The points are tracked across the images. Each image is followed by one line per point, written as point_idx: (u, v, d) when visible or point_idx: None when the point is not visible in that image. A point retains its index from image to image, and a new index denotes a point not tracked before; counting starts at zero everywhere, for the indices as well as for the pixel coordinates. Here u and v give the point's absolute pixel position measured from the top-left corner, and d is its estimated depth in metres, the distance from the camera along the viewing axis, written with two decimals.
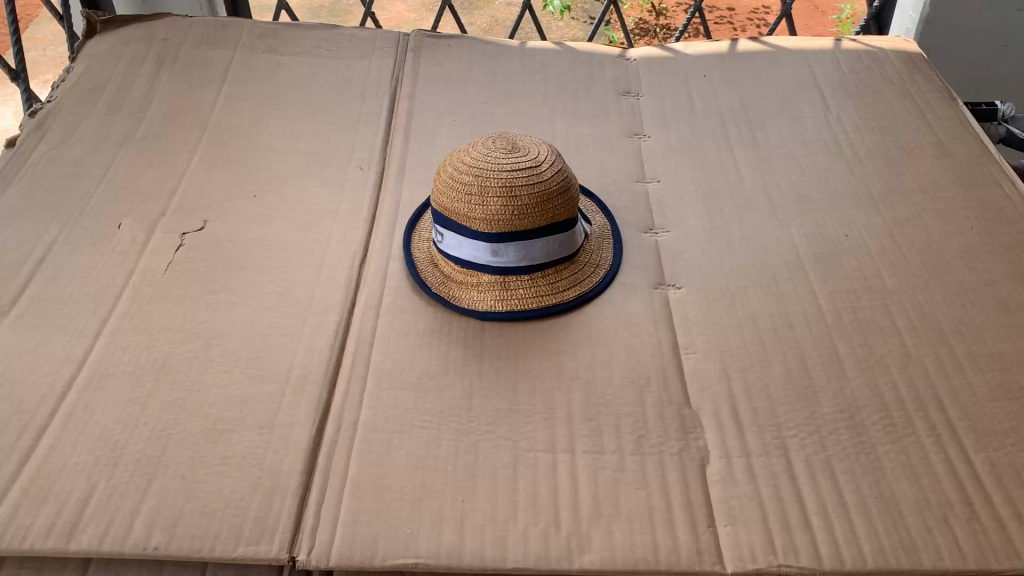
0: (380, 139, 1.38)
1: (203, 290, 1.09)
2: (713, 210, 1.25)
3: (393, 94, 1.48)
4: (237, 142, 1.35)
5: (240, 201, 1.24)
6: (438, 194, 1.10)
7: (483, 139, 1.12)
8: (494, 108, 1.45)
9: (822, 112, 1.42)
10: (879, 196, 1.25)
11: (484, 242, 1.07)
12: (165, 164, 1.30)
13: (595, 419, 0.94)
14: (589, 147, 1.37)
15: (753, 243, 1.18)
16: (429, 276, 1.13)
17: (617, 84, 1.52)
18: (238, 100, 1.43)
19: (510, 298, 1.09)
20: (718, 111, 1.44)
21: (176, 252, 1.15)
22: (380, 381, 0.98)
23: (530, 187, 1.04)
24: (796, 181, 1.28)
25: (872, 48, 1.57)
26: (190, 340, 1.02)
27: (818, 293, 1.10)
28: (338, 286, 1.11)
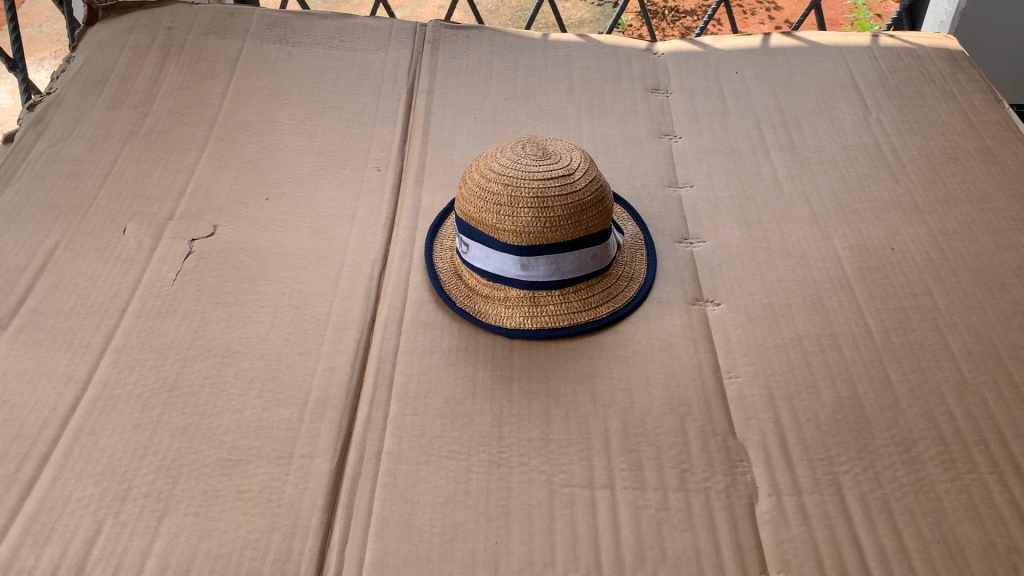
0: (398, 137, 1.31)
1: (214, 303, 1.03)
2: (751, 219, 1.18)
3: (410, 89, 1.41)
4: (247, 140, 1.28)
5: (252, 205, 1.17)
6: (463, 203, 1.04)
7: (512, 143, 1.05)
8: (517, 106, 1.38)
9: (863, 113, 1.35)
10: (925, 206, 1.19)
11: (514, 255, 1.00)
12: (172, 163, 1.23)
13: (635, 451, 0.88)
14: (617, 149, 1.30)
15: (794, 255, 1.12)
16: (454, 289, 1.07)
17: (645, 80, 1.45)
18: (248, 93, 1.36)
19: (540, 314, 1.02)
20: (752, 111, 1.37)
21: (184, 260, 1.08)
22: (404, 405, 0.92)
23: (563, 198, 0.98)
24: (837, 189, 1.22)
25: (912, 44, 1.49)
26: (201, 358, 0.96)
27: (865, 312, 1.04)
28: (357, 300, 1.05)
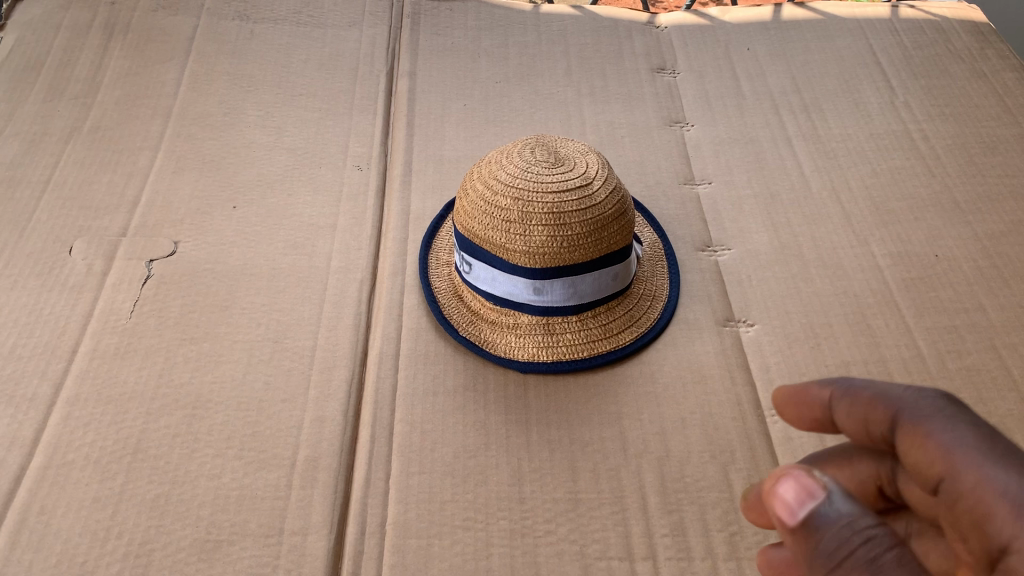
0: (380, 129, 1.17)
1: (180, 339, 0.89)
2: (779, 221, 1.07)
3: (390, 71, 1.26)
4: (208, 136, 1.13)
5: (217, 216, 1.03)
6: (465, 216, 0.91)
7: (519, 145, 0.92)
8: (510, 91, 1.24)
9: (888, 96, 1.23)
10: (966, 204, 1.08)
11: (526, 279, 0.88)
12: (123, 166, 1.08)
13: (677, 511, 0.78)
14: (625, 141, 1.18)
15: (830, 265, 1.01)
16: (455, 313, 0.94)
17: (649, 58, 1.31)
18: (207, 80, 1.20)
19: (555, 344, 0.90)
20: (769, 94, 1.25)
21: (142, 286, 0.94)
22: (407, 463, 0.80)
23: (582, 213, 0.86)
24: (870, 185, 1.11)
25: (934, 16, 1.37)
26: (169, 411, 0.83)
27: (914, 333, 0.94)
28: (346, 331, 0.92)
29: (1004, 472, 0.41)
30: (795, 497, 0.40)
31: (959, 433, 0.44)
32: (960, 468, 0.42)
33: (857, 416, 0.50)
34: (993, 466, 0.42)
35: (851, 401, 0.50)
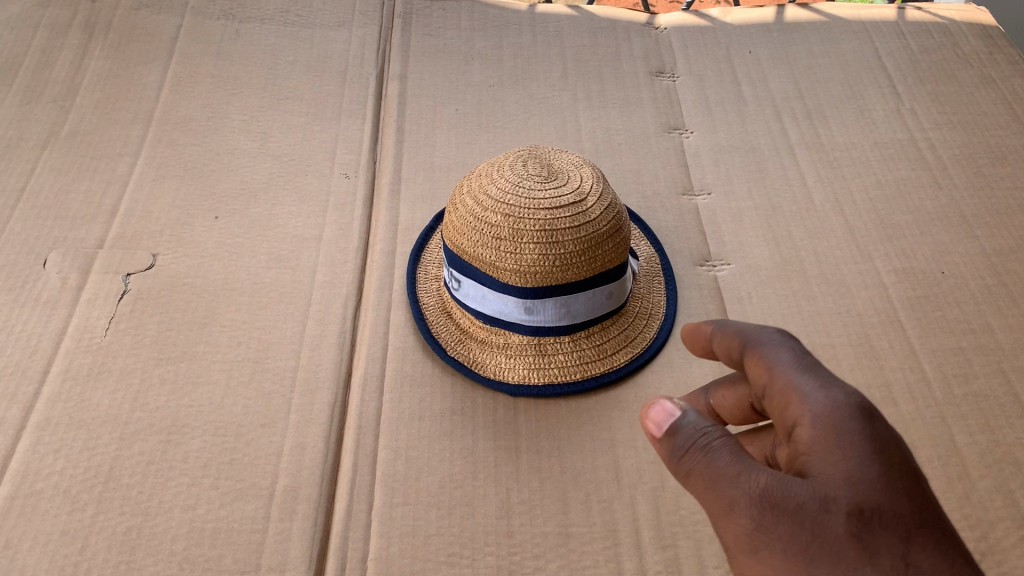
0: (368, 134, 1.13)
1: (156, 359, 0.86)
2: (780, 235, 1.03)
3: (380, 73, 1.22)
4: (191, 142, 1.09)
5: (198, 226, 0.99)
6: (454, 231, 0.87)
7: (510, 157, 0.88)
8: (504, 95, 1.20)
9: (894, 103, 1.20)
10: (975, 217, 1.04)
11: (517, 298, 0.84)
12: (102, 173, 1.04)
13: (671, 547, 0.75)
14: (622, 148, 1.14)
15: (833, 282, 0.98)
16: (443, 331, 0.91)
17: (648, 61, 1.27)
18: (190, 82, 1.16)
19: (547, 366, 0.87)
20: (771, 99, 1.21)
21: (118, 301, 0.91)
22: (391, 493, 0.77)
23: (575, 231, 0.82)
24: (874, 197, 1.07)
25: (942, 19, 1.33)
26: (143, 437, 0.79)
27: (919, 355, 0.90)
28: (330, 350, 0.89)
29: (807, 379, 0.51)
30: (662, 416, 0.51)
31: (785, 351, 0.54)
32: (784, 375, 0.52)
33: (726, 349, 0.58)
34: (802, 376, 0.52)
35: (723, 337, 0.58)
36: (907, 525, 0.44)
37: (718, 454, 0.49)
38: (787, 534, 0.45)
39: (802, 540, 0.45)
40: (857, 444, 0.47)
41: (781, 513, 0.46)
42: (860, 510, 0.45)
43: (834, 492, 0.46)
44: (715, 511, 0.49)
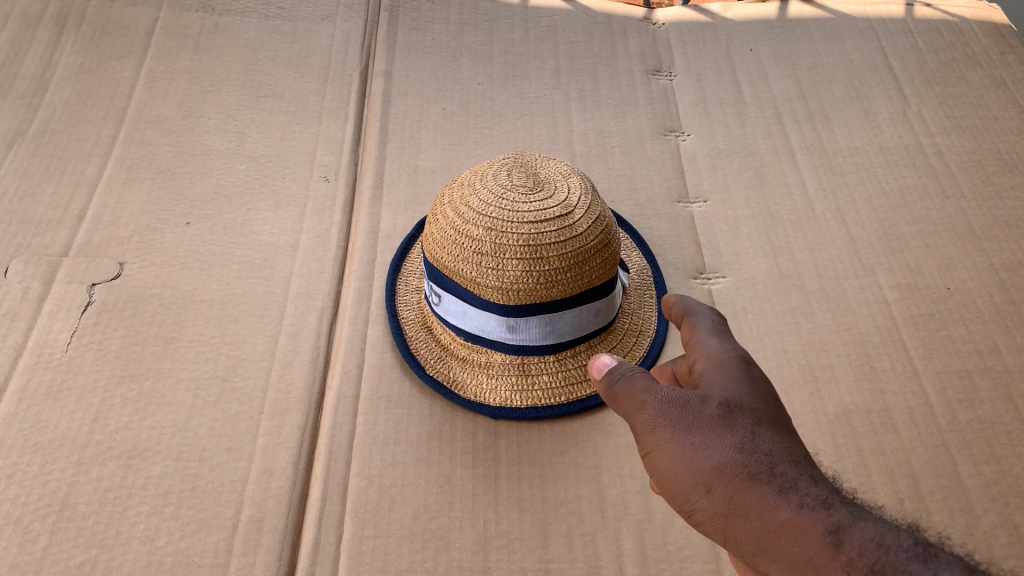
0: (350, 135, 1.08)
1: (118, 377, 0.82)
2: (778, 246, 0.98)
3: (364, 71, 1.17)
4: (164, 141, 1.04)
5: (169, 232, 0.95)
6: (434, 244, 0.82)
7: (494, 165, 0.83)
8: (493, 94, 1.15)
9: (900, 106, 1.15)
10: (983, 229, 0.99)
11: (499, 315, 0.79)
12: (70, 174, 1.00)
13: None
14: (615, 151, 1.09)
15: (833, 297, 0.93)
16: (423, 348, 0.86)
17: (644, 58, 1.22)
18: (165, 78, 1.11)
19: (530, 388, 0.82)
20: (772, 100, 1.16)
21: (81, 313, 0.86)
22: (361, 524, 0.73)
23: (561, 245, 0.77)
24: (878, 207, 1.02)
25: (951, 17, 1.28)
26: (102, 461, 0.75)
27: (922, 377, 0.86)
28: (303, 368, 0.84)
29: (715, 336, 0.62)
30: (602, 362, 0.63)
31: (707, 320, 0.65)
32: (698, 333, 0.63)
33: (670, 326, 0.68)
34: (713, 334, 0.63)
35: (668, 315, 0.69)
36: (764, 415, 0.53)
37: (636, 380, 0.59)
38: (673, 416, 0.54)
39: (683, 419, 0.53)
40: (739, 369, 0.57)
41: (673, 404, 0.54)
42: (731, 403, 0.54)
43: (713, 391, 0.55)
44: (629, 414, 0.57)
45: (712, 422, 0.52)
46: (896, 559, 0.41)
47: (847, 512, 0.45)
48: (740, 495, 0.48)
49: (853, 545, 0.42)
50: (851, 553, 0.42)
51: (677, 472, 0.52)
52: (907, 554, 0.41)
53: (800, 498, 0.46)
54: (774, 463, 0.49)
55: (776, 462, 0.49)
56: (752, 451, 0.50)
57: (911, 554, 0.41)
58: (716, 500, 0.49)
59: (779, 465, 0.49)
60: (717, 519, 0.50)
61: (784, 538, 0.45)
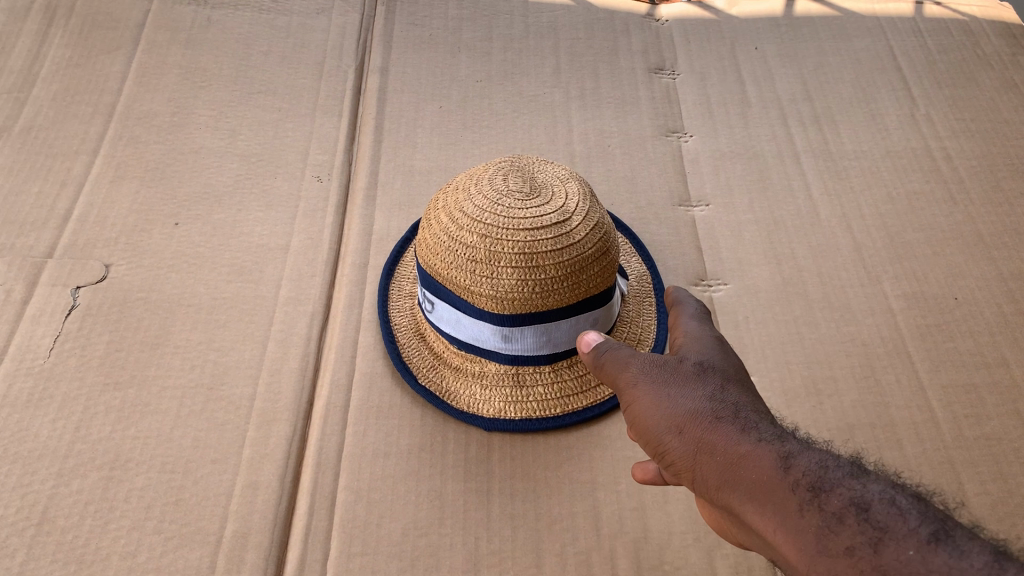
0: (344, 133, 1.06)
1: (102, 384, 0.79)
2: (782, 252, 0.96)
3: (359, 67, 1.14)
4: (153, 139, 1.02)
5: (157, 233, 0.92)
6: (428, 249, 0.78)
7: (490, 168, 0.78)
8: (491, 91, 1.13)
9: (909, 107, 1.12)
10: (992, 237, 0.97)
11: (494, 324, 0.76)
12: (56, 172, 0.97)
13: None
14: (616, 152, 1.07)
15: (837, 307, 0.91)
16: (415, 356, 0.83)
17: (647, 56, 1.20)
18: (155, 74, 1.09)
19: (525, 399, 0.79)
20: (777, 101, 1.13)
21: (65, 318, 0.84)
22: (349, 541, 0.71)
23: (559, 254, 0.73)
24: (884, 212, 1.00)
25: (962, 15, 1.25)
26: (83, 473, 0.73)
27: (928, 392, 0.83)
28: (292, 376, 0.82)
29: (696, 318, 0.69)
30: (590, 336, 0.69)
31: (690, 305, 0.71)
32: (680, 315, 0.70)
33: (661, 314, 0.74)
34: (694, 317, 0.69)
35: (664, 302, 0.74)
36: (733, 376, 0.59)
37: (623, 351, 0.65)
38: (653, 376, 0.60)
39: (665, 376, 0.59)
40: (713, 342, 0.64)
41: (653, 367, 0.60)
42: (704, 364, 0.60)
43: (691, 357, 0.61)
44: (617, 379, 0.63)
45: (687, 379, 0.58)
46: (834, 475, 0.45)
47: (796, 441, 0.49)
48: (706, 436, 0.53)
49: (798, 463, 0.47)
50: (795, 470, 0.46)
51: (655, 418, 0.57)
52: (844, 473, 0.45)
53: (754, 430, 0.51)
54: (737, 408, 0.54)
55: (740, 408, 0.54)
56: (720, 400, 0.55)
57: (848, 472, 0.45)
58: (684, 439, 0.54)
59: (742, 410, 0.54)
60: (683, 460, 0.54)
61: (736, 462, 0.49)
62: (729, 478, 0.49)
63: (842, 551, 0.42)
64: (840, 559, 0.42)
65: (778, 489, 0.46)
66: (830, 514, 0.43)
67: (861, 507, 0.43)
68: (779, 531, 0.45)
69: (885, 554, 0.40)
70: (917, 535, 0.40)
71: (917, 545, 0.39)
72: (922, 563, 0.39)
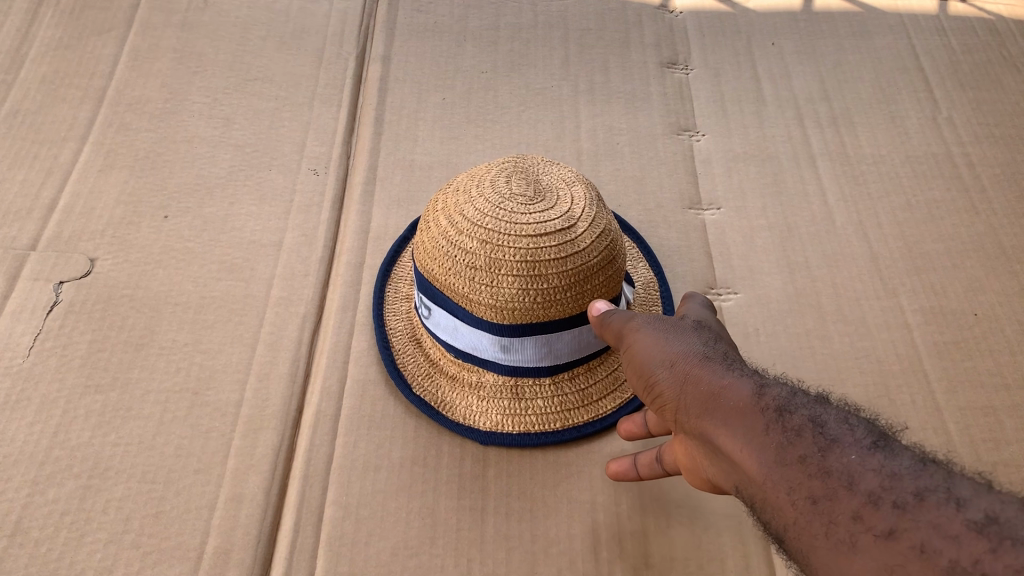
0: (343, 124, 1.02)
1: (83, 387, 0.76)
2: (795, 261, 0.92)
3: (361, 55, 1.11)
4: (144, 126, 0.98)
5: (146, 226, 0.89)
6: (425, 252, 0.73)
7: (493, 167, 0.73)
8: (497, 83, 1.09)
9: (930, 110, 1.08)
10: (1015, 250, 0.93)
11: (492, 335, 0.72)
12: (42, 158, 0.94)
13: None
14: (625, 150, 1.02)
15: (851, 320, 0.87)
16: (410, 363, 0.80)
17: (660, 49, 1.15)
18: (148, 58, 1.05)
19: (523, 413, 0.76)
20: (794, 100, 1.09)
21: (46, 314, 0.81)
22: (335, 560, 0.68)
23: (563, 263, 0.68)
24: (902, 221, 0.96)
25: (988, 14, 1.21)
26: (60, 481, 0.70)
27: (944, 413, 0.80)
28: (281, 383, 0.79)
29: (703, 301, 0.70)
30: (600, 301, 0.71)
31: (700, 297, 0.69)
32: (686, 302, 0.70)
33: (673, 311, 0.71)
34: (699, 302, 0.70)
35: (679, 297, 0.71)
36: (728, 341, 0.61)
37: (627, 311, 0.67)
38: (650, 323, 0.62)
39: (665, 325, 0.61)
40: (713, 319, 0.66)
41: (653, 318, 0.62)
42: (703, 325, 0.61)
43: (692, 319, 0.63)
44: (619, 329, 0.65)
45: (682, 328, 0.60)
46: (800, 400, 0.47)
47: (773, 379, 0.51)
48: (692, 369, 0.55)
49: (770, 392, 0.48)
50: (766, 396, 0.48)
51: (647, 357, 0.59)
52: (808, 400, 0.47)
53: (736, 368, 0.53)
54: (727, 354, 0.56)
55: (727, 354, 0.56)
56: (711, 348, 0.57)
57: (814, 401, 0.47)
58: (672, 373, 0.56)
59: (730, 356, 0.55)
60: (667, 391, 0.56)
61: (715, 391, 0.51)
62: (705, 406, 0.51)
63: (797, 462, 0.44)
64: (795, 469, 0.43)
65: (748, 412, 0.48)
66: (788, 430, 0.45)
67: (819, 425, 0.44)
68: (744, 451, 0.47)
69: (833, 462, 0.42)
70: (864, 446, 0.42)
71: (863, 454, 0.41)
72: (865, 468, 0.41)
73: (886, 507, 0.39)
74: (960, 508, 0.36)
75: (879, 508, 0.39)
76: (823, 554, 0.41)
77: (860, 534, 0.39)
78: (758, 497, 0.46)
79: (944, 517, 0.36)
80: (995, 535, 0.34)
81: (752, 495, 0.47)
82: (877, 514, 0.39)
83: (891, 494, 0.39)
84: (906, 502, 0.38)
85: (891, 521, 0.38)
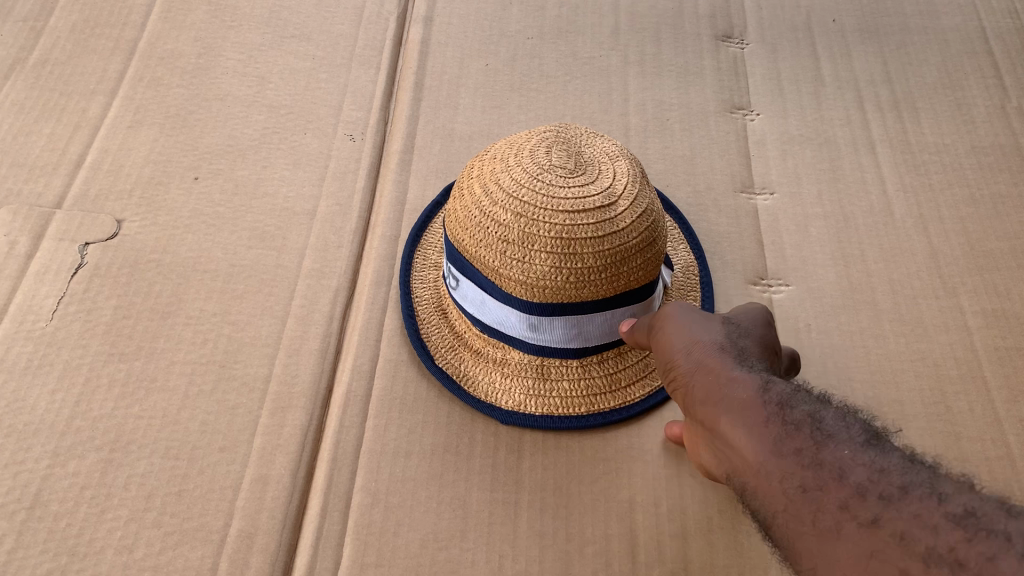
0: (382, 88, 0.98)
1: (107, 355, 0.74)
2: (851, 254, 0.88)
3: (402, 15, 1.06)
4: (175, 80, 0.95)
5: (175, 187, 0.86)
6: (456, 222, 0.69)
7: (532, 135, 0.68)
8: (543, 50, 1.04)
9: (999, 98, 1.02)
10: None
11: (520, 313, 0.67)
12: (71, 111, 0.90)
13: None
14: (675, 127, 0.98)
15: (908, 320, 0.83)
16: (435, 335, 0.77)
17: (715, 21, 1.10)
18: (182, 11, 1.01)
19: (548, 394, 0.73)
20: (854, 81, 1.04)
21: (71, 276, 0.78)
22: (362, 550, 0.65)
23: (601, 242, 0.63)
24: (965, 216, 0.91)
25: None
26: (81, 453, 0.68)
27: (1004, 423, 0.75)
28: (311, 360, 0.76)
29: None
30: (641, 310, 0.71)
31: None
32: None
33: None
34: None
35: None
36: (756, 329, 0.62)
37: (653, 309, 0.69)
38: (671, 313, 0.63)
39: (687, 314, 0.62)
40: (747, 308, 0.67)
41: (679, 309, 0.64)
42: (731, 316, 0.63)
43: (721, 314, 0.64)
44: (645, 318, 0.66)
45: (689, 311, 0.61)
46: (804, 397, 0.48)
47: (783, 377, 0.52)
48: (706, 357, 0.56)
49: (775, 388, 0.50)
50: (771, 392, 0.49)
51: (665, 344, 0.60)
52: (806, 396, 0.49)
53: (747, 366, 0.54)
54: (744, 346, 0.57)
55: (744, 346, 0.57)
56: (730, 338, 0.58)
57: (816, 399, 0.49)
58: (687, 360, 0.57)
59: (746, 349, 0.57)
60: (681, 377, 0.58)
61: (723, 384, 0.53)
62: (713, 398, 0.53)
63: (792, 453, 0.46)
64: (789, 462, 0.45)
65: (752, 408, 0.49)
66: (787, 425, 0.47)
67: (817, 420, 0.46)
68: (743, 442, 0.49)
69: (827, 455, 0.44)
70: (855, 442, 0.44)
71: (856, 450, 0.43)
72: (857, 464, 0.43)
73: (873, 500, 0.41)
74: (942, 502, 0.39)
75: (866, 498, 0.41)
76: (808, 541, 0.43)
77: (845, 521, 0.41)
78: (750, 484, 0.48)
79: (925, 508, 0.39)
80: (972, 527, 0.37)
81: (743, 482, 0.49)
82: (863, 505, 0.41)
83: (879, 487, 0.41)
84: (892, 495, 0.40)
85: (877, 512, 0.40)
